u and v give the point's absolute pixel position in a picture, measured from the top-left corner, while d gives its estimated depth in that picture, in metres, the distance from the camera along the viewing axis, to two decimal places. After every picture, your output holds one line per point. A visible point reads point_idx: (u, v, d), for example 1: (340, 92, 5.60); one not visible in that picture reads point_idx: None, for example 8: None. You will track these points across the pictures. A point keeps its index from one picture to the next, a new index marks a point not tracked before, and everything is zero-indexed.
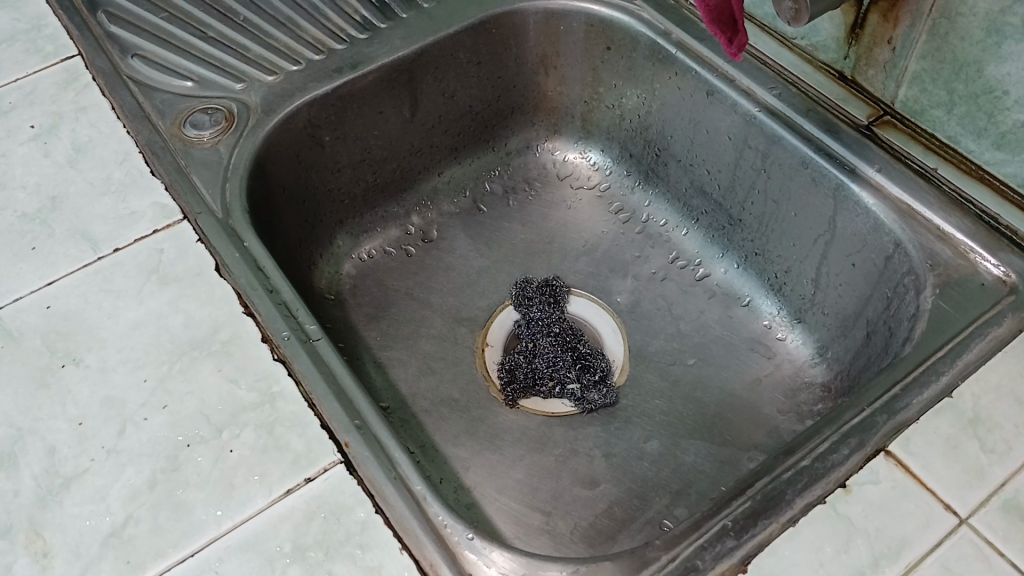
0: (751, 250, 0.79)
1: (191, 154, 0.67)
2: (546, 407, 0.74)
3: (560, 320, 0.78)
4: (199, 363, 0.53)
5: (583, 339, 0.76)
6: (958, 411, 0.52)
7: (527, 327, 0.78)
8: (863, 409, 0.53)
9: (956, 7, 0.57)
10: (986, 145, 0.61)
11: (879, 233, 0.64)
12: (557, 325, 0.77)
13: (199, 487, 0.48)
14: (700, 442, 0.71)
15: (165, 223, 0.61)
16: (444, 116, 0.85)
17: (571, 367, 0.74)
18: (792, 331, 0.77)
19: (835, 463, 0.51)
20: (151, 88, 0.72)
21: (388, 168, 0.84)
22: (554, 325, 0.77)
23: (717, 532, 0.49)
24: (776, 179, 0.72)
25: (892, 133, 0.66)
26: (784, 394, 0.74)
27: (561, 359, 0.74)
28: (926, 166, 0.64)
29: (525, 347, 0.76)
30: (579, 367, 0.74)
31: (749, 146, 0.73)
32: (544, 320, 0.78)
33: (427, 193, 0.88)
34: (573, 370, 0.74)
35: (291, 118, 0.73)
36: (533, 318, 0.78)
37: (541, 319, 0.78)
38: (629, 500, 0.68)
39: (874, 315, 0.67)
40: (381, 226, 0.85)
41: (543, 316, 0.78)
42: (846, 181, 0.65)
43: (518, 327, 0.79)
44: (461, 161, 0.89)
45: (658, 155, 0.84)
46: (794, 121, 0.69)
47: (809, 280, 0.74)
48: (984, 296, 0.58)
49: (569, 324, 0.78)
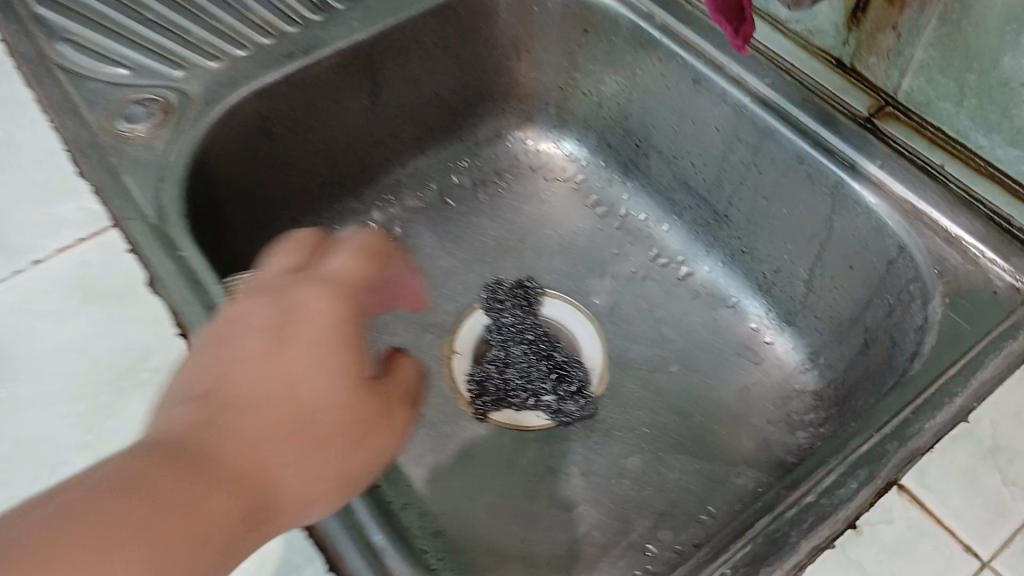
0: (737, 247, 0.73)
1: (124, 152, 0.60)
2: (521, 421, 0.69)
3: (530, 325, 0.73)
4: (128, 396, 0.47)
5: (558, 344, 0.71)
6: (976, 438, 0.47)
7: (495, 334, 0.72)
8: (871, 435, 0.49)
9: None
10: (997, 141, 0.56)
11: (881, 236, 0.60)
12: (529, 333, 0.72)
13: None
14: (685, 457, 0.67)
15: (91, 231, 0.54)
16: (409, 104, 0.78)
17: (544, 380, 0.69)
18: (781, 335, 0.72)
19: (843, 499, 0.46)
20: (80, 76, 0.65)
21: (348, 160, 0.77)
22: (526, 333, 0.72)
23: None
24: (767, 175, 0.66)
25: (894, 125, 0.61)
26: (773, 403, 0.69)
27: (534, 374, 0.69)
28: (932, 163, 0.59)
29: (497, 355, 0.71)
30: (554, 381, 0.69)
31: (739, 139, 0.67)
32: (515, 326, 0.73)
33: (389, 187, 0.81)
34: (547, 385, 0.69)
35: (237, 108, 0.65)
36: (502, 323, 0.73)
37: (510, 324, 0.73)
38: (610, 523, 0.64)
39: (873, 323, 0.62)
40: (339, 223, 0.79)
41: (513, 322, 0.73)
42: (845, 179, 0.60)
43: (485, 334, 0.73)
44: (425, 151, 0.83)
45: (639, 145, 0.78)
46: (789, 113, 0.63)
47: (801, 280, 0.68)
48: (996, 307, 0.53)
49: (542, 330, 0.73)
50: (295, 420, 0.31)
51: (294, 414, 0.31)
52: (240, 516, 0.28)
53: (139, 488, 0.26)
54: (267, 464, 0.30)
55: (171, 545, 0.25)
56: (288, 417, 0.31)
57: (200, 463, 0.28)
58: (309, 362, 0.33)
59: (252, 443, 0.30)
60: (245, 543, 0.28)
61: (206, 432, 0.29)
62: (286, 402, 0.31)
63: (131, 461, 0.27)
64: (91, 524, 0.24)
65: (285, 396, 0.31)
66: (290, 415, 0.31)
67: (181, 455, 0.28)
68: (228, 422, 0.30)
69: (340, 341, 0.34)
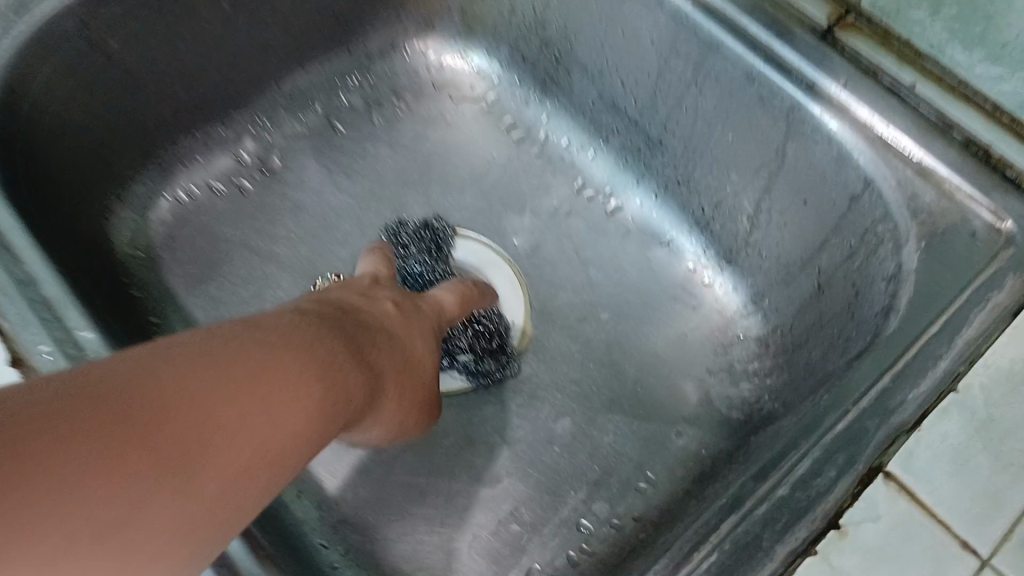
0: (673, 177, 0.64)
1: None
2: None
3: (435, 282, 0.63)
4: None
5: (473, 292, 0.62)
6: (967, 410, 0.40)
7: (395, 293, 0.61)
8: (846, 411, 0.42)
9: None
10: (979, 58, 0.46)
11: (843, 167, 0.52)
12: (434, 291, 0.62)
13: None
14: (620, 418, 0.59)
15: None
16: (276, 11, 0.62)
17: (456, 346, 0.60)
18: (719, 274, 0.64)
19: (821, 491, 0.39)
20: None
21: (207, 81, 0.63)
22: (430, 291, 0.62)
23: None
24: (710, 95, 0.57)
25: (854, 37, 0.51)
26: (715, 351, 0.62)
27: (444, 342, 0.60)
28: (901, 83, 0.50)
29: None
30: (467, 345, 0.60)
31: (677, 54, 0.57)
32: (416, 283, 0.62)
33: (263, 108, 0.68)
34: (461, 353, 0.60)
35: (60, 22, 0.50)
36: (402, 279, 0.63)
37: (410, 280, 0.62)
38: (539, 498, 0.56)
39: (829, 266, 0.55)
40: (203, 154, 0.67)
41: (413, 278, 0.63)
42: (801, 102, 0.52)
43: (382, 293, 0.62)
44: (306, 67, 0.69)
45: (558, 60, 0.66)
46: (737, 22, 0.53)
47: (745, 215, 0.60)
48: (977, 251, 0.46)
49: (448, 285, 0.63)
50: (283, 443, 0.31)
51: (292, 443, 0.31)
52: (190, 545, 0.26)
53: (137, 441, 0.25)
54: (220, 509, 0.27)
55: (125, 536, 0.24)
56: (282, 436, 0.30)
57: (184, 460, 0.26)
58: (305, 377, 0.33)
59: (248, 454, 0.28)
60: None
61: (248, 372, 0.30)
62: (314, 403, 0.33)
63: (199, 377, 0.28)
64: (193, 396, 0.27)
65: (293, 431, 0.31)
66: (326, 393, 0.34)
67: (161, 417, 0.26)
68: (270, 377, 0.31)
69: (383, 393, 0.44)
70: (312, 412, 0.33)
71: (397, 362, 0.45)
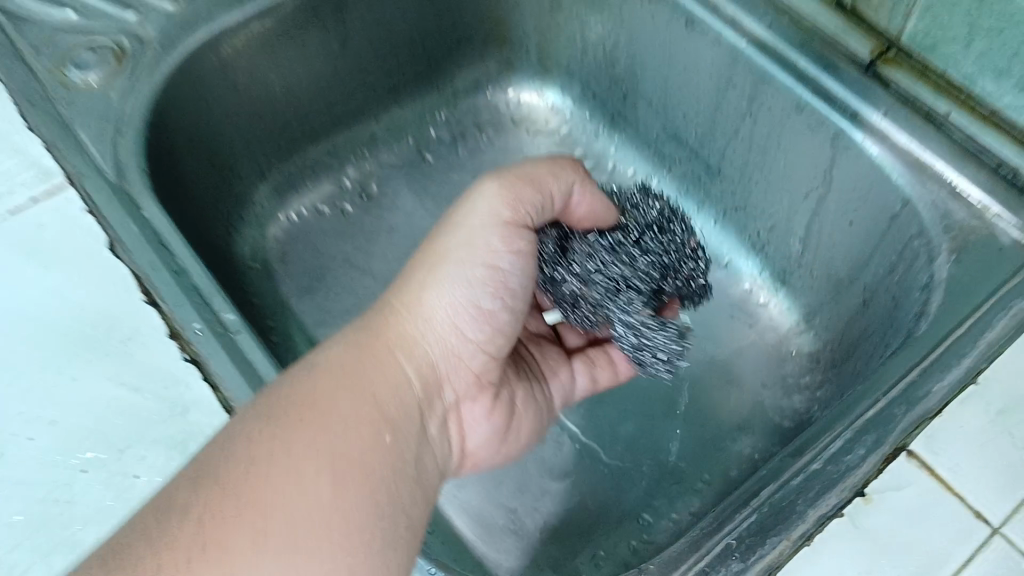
0: (730, 204, 0.70)
1: (74, 103, 0.57)
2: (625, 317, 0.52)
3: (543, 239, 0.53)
4: (93, 369, 0.46)
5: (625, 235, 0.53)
6: (987, 399, 0.46)
7: (582, 275, 0.52)
8: (878, 397, 0.47)
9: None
10: (1008, 86, 0.51)
11: (883, 187, 0.57)
12: (557, 240, 0.53)
13: (99, 524, 0.42)
14: (680, 422, 0.65)
15: (45, 192, 0.52)
16: (380, 50, 0.73)
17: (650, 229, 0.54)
18: (775, 295, 0.69)
19: (851, 466, 0.44)
20: (20, 18, 0.60)
21: (319, 113, 0.73)
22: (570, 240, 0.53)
23: (693, 543, 0.43)
24: (764, 125, 0.63)
25: (897, 70, 0.56)
26: (769, 365, 0.67)
27: (646, 239, 0.53)
28: (937, 109, 0.55)
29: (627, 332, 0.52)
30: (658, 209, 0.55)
31: (733, 87, 0.64)
32: (555, 261, 0.53)
33: (364, 140, 0.78)
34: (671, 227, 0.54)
35: (197, 54, 0.61)
36: (551, 284, 0.54)
37: (563, 265, 0.52)
38: (603, 491, 0.62)
39: (872, 281, 0.60)
40: (311, 180, 0.76)
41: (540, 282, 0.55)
42: (845, 129, 0.58)
43: (585, 304, 0.53)
44: (402, 103, 0.78)
45: (627, 96, 0.75)
46: (785, 56, 0.60)
47: (796, 238, 0.66)
48: (1006, 261, 0.51)
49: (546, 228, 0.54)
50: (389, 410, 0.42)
51: (401, 411, 0.43)
52: (377, 460, 0.39)
53: (275, 430, 0.36)
54: (370, 468, 0.38)
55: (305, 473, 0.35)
56: (387, 407, 0.42)
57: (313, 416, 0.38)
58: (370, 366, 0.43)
59: (355, 417, 0.39)
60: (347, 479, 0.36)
61: (308, 425, 0.37)
62: (400, 367, 0.45)
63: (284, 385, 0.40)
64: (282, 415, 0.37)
65: (396, 406, 0.43)
66: (405, 345, 0.46)
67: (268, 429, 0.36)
68: (350, 366, 0.42)
69: (514, 265, 0.50)
70: (399, 385, 0.44)
71: (504, 187, 0.50)
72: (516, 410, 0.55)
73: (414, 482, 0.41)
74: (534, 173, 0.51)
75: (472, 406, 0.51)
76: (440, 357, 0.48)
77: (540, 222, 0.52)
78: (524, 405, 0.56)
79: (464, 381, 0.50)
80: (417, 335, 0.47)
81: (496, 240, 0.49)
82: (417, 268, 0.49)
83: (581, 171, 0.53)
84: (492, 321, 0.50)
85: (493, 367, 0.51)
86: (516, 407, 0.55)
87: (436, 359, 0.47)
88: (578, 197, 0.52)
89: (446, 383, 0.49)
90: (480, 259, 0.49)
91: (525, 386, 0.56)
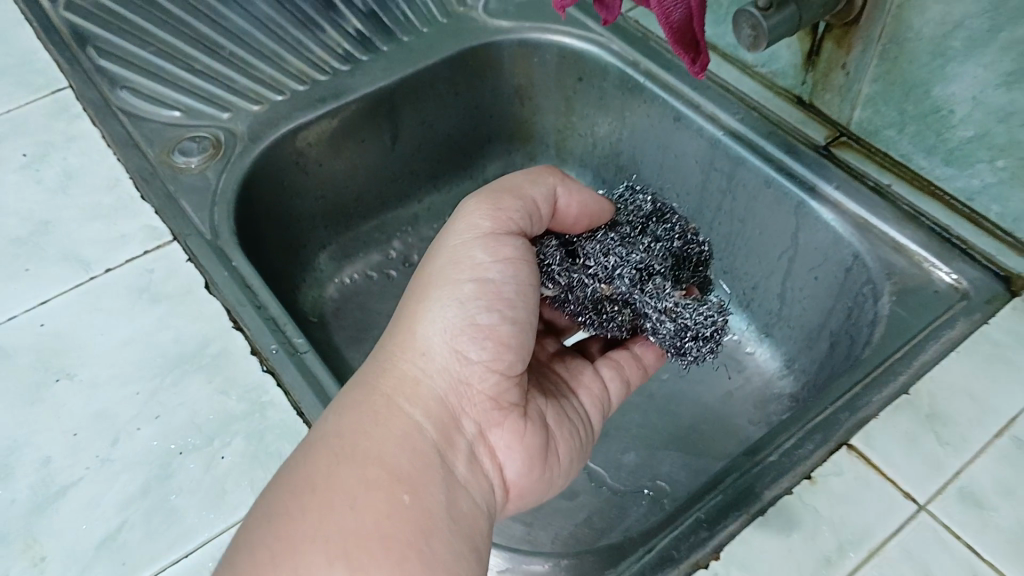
0: (719, 269, 0.82)
1: (179, 180, 0.71)
2: (647, 297, 0.58)
3: (547, 249, 0.59)
4: (189, 376, 0.58)
5: (618, 231, 0.60)
6: (915, 408, 0.55)
7: (603, 273, 0.58)
8: (826, 407, 0.56)
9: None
10: (937, 161, 0.64)
11: (839, 246, 0.68)
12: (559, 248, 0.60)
13: (191, 493, 0.52)
14: (676, 453, 0.74)
15: (155, 244, 0.65)
16: (423, 144, 0.88)
17: (645, 227, 0.61)
18: (760, 345, 0.79)
19: (800, 457, 0.54)
20: (140, 118, 0.76)
21: (372, 195, 0.88)
22: (573, 249, 0.60)
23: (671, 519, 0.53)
24: (741, 199, 0.76)
25: (848, 151, 0.69)
26: (755, 405, 0.76)
27: (649, 229, 0.61)
28: (881, 183, 0.67)
29: (650, 318, 0.58)
30: (642, 209, 0.62)
31: (715, 168, 0.77)
32: (567, 267, 0.59)
33: (407, 219, 0.91)
34: (658, 224, 0.62)
35: (278, 144, 0.76)
36: (571, 291, 0.59)
37: (579, 268, 0.58)
38: (609, 511, 0.70)
39: (836, 327, 0.70)
40: (362, 251, 0.89)
41: (555, 295, 0.60)
42: (806, 199, 0.69)
43: (611, 303, 0.59)
44: (440, 188, 0.93)
45: (630, 179, 0.88)
46: (756, 143, 0.72)
47: (775, 295, 0.77)
48: (939, 302, 0.61)
49: (544, 241, 0.60)
50: (400, 469, 0.46)
51: (413, 463, 0.47)
52: (385, 514, 0.43)
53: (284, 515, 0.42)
54: (382, 522, 0.42)
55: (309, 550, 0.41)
56: (395, 465, 0.46)
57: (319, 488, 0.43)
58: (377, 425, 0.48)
59: (363, 487, 0.44)
60: (351, 541, 0.41)
61: (313, 511, 0.42)
62: (406, 415, 0.50)
63: (305, 456, 0.46)
64: (296, 493, 0.43)
65: (404, 461, 0.46)
66: (408, 392, 0.51)
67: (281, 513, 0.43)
68: (352, 430, 0.47)
69: (503, 272, 0.55)
70: (406, 435, 0.48)
71: (485, 202, 0.58)
72: (549, 427, 0.58)
73: (439, 529, 0.44)
74: (515, 186, 0.59)
75: (499, 433, 0.54)
76: (449, 390, 0.52)
77: (532, 228, 0.59)
78: (558, 425, 0.59)
79: (483, 409, 0.53)
80: (419, 373, 0.52)
81: (482, 255, 0.55)
82: (412, 310, 0.54)
83: (558, 178, 0.61)
84: (494, 335, 0.53)
85: (509, 387, 0.54)
86: (547, 426, 0.57)
87: (439, 393, 0.52)
88: (564, 199, 0.59)
89: (465, 416, 0.52)
90: (466, 277, 0.54)
91: (555, 408, 0.60)
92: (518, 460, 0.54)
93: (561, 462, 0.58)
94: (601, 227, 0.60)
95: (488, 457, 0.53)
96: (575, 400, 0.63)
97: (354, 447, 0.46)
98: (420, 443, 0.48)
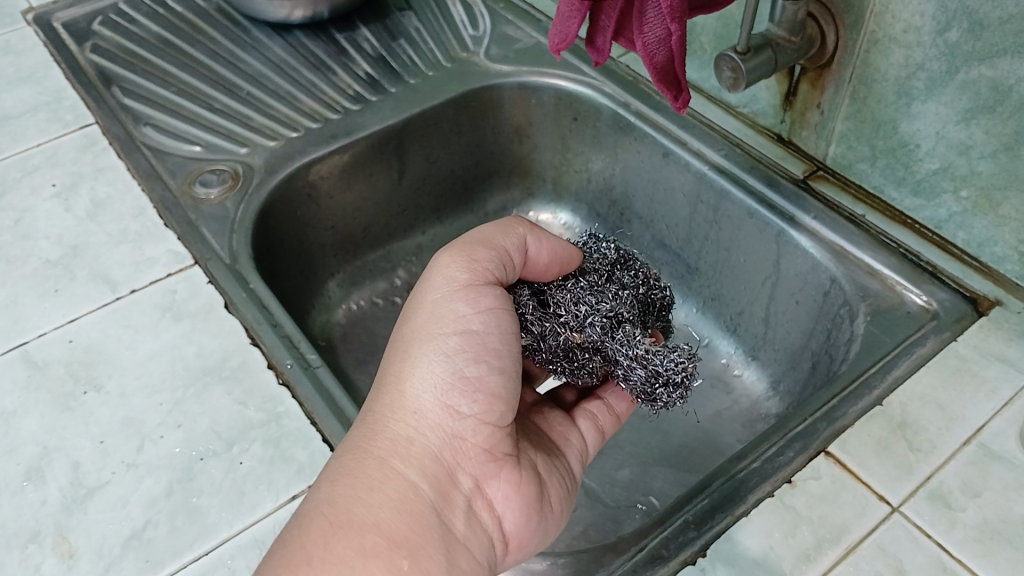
0: (707, 295, 0.87)
1: (201, 210, 0.76)
2: (618, 345, 0.58)
3: (521, 299, 0.60)
4: (211, 387, 0.62)
5: (588, 279, 0.61)
6: (887, 416, 0.59)
7: (575, 322, 0.58)
8: (805, 417, 0.60)
9: (888, 21, 0.63)
10: (905, 192, 0.70)
11: (817, 272, 0.72)
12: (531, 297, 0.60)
13: (212, 494, 0.56)
14: (668, 468, 0.77)
15: (177, 267, 0.70)
16: (427, 179, 0.93)
17: (610, 274, 0.62)
18: (746, 368, 0.84)
19: (782, 463, 0.57)
20: (163, 152, 0.82)
21: (377, 226, 0.92)
22: (545, 298, 0.60)
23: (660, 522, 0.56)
24: (726, 229, 0.80)
25: (824, 184, 0.75)
26: (743, 424, 0.80)
27: (616, 276, 0.62)
28: (856, 214, 0.72)
29: (620, 365, 0.58)
30: (607, 256, 0.64)
31: (702, 201, 0.82)
32: (540, 317, 0.59)
33: (412, 250, 0.96)
34: (623, 271, 0.63)
35: (292, 177, 0.81)
36: (543, 340, 0.59)
37: (551, 317, 0.59)
38: (603, 524, 0.73)
39: (817, 347, 0.74)
40: (369, 279, 0.93)
41: (527, 344, 0.60)
42: (785, 228, 0.74)
43: (582, 350, 0.58)
44: (443, 221, 0.98)
45: (623, 213, 0.93)
46: (739, 177, 0.77)
47: (760, 320, 0.81)
48: (911, 321, 0.65)
49: (517, 289, 0.61)
50: (397, 535, 0.47)
51: (410, 527, 0.48)
52: None
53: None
54: None
55: None
56: (392, 531, 0.47)
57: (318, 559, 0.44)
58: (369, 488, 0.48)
59: (360, 557, 0.45)
60: None
61: None
62: (400, 476, 0.50)
63: (300, 524, 0.47)
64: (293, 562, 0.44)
65: (400, 526, 0.47)
66: (401, 452, 0.51)
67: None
68: (347, 498, 0.48)
69: (486, 323, 0.55)
70: (401, 497, 0.49)
71: (460, 254, 0.58)
72: (543, 476, 0.58)
73: None
74: (487, 237, 0.59)
75: (496, 484, 0.54)
76: (443, 448, 0.53)
77: (506, 277, 0.59)
78: (550, 473, 0.59)
79: (478, 462, 0.54)
80: (411, 433, 0.52)
81: (462, 307, 0.55)
82: (397, 367, 0.54)
83: (528, 225, 0.61)
84: (484, 387, 0.54)
85: (501, 438, 0.55)
86: (541, 474, 0.58)
87: (432, 450, 0.52)
88: (534, 246, 0.60)
89: (460, 471, 0.53)
90: (450, 330, 0.54)
91: (544, 455, 0.60)
92: (517, 509, 0.54)
93: (555, 508, 0.58)
94: (571, 274, 0.61)
95: (486, 510, 0.54)
96: (563, 453, 0.62)
97: (350, 515, 0.47)
98: (416, 505, 0.49)
